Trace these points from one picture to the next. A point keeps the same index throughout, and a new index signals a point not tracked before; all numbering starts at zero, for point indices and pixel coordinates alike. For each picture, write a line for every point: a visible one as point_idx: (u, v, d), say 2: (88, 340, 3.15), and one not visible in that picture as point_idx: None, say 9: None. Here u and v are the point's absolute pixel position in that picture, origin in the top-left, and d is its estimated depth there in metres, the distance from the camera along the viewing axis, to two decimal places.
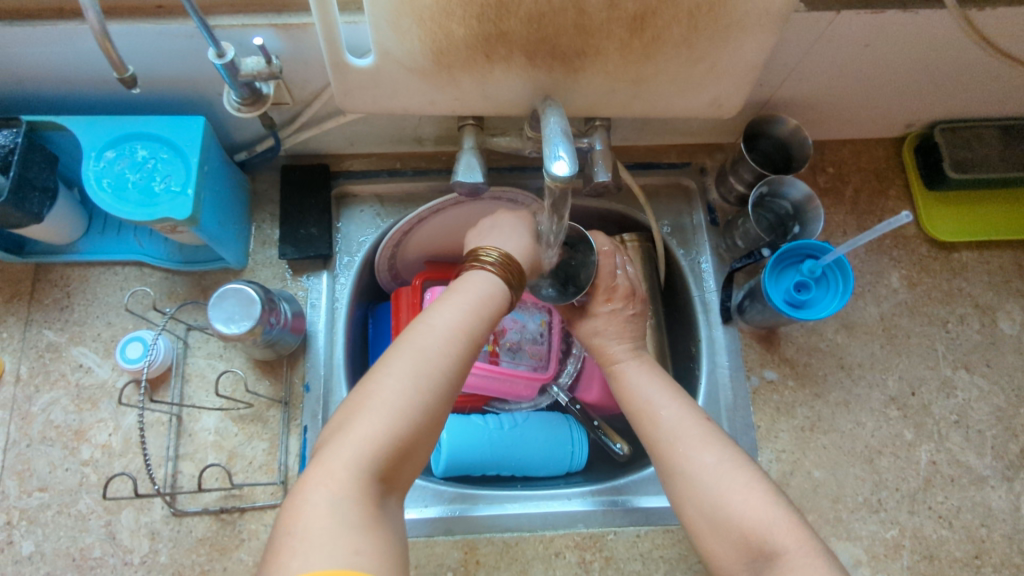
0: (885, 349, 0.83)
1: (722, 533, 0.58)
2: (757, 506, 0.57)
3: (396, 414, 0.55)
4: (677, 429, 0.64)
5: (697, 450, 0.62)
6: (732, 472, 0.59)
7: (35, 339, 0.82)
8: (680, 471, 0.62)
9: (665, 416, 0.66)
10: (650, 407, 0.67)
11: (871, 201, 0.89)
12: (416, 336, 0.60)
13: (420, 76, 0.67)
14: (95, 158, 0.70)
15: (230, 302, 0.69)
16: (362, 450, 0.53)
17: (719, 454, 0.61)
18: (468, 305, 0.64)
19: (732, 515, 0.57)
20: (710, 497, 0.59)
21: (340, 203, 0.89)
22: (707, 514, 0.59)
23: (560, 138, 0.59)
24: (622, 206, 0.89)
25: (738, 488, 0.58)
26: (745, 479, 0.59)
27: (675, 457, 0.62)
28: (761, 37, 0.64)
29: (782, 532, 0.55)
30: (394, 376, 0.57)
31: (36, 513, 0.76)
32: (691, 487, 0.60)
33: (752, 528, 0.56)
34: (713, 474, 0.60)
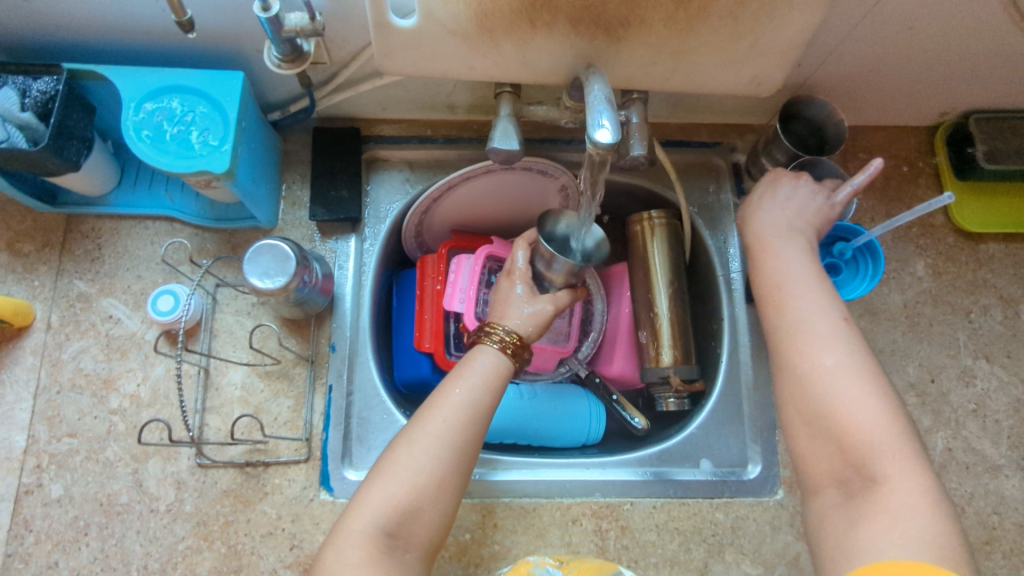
0: (906, 336, 0.84)
1: (822, 439, 0.57)
2: (868, 423, 0.55)
3: (423, 475, 0.59)
4: (803, 324, 0.61)
5: (824, 351, 0.59)
6: (850, 382, 0.57)
7: (66, 289, 0.83)
8: (792, 367, 0.60)
9: (805, 311, 0.62)
10: (788, 298, 0.63)
11: (900, 188, 0.89)
12: (442, 400, 0.64)
13: (462, 40, 0.67)
14: (134, 109, 0.70)
15: (265, 259, 0.69)
16: (387, 506, 0.58)
17: (841, 359, 0.58)
18: (484, 381, 0.66)
19: (839, 427, 0.56)
20: (820, 403, 0.57)
21: (369, 167, 0.90)
22: (810, 418, 0.58)
23: (604, 106, 0.59)
24: (651, 182, 0.89)
25: (853, 400, 0.56)
26: (863, 392, 0.56)
27: (791, 353, 0.60)
28: (807, 13, 0.64)
29: (888, 462, 0.54)
30: (427, 436, 0.61)
31: (66, 458, 0.77)
32: (801, 386, 0.59)
33: (855, 445, 0.55)
34: (830, 379, 0.57)
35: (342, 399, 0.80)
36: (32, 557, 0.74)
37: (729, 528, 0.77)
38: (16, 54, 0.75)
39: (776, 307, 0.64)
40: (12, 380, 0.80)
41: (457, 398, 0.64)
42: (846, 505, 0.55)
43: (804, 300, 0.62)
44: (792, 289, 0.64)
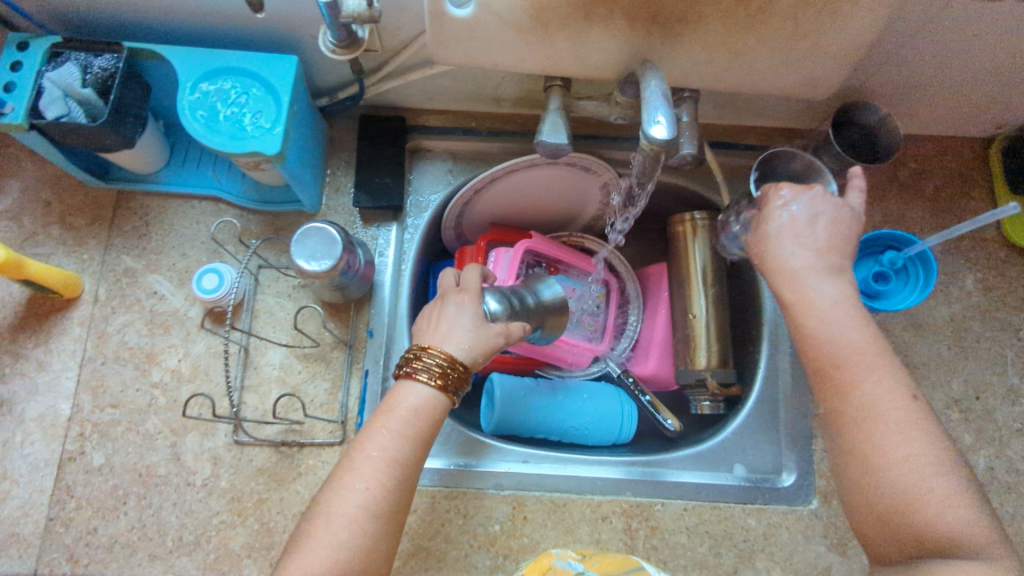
0: (952, 350, 0.82)
1: (889, 532, 0.52)
2: (955, 525, 0.50)
3: (348, 550, 0.52)
4: (869, 407, 0.54)
5: (894, 439, 0.53)
6: (932, 481, 0.51)
7: (114, 263, 0.85)
8: (860, 451, 0.54)
9: (867, 388, 0.55)
10: (845, 369, 0.56)
11: (952, 199, 0.87)
12: (361, 459, 0.56)
13: (516, 31, 0.66)
14: (190, 89, 0.71)
15: (313, 241, 0.70)
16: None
17: (918, 451, 0.52)
18: (410, 427, 0.58)
19: (912, 525, 0.51)
20: (895, 498, 0.52)
21: (413, 157, 0.90)
22: (879, 512, 0.53)
23: (660, 102, 0.58)
24: (695, 182, 0.88)
25: (936, 497, 0.50)
26: (944, 489, 0.51)
27: (858, 433, 0.54)
28: (871, 16, 0.62)
29: (975, 562, 0.49)
30: (346, 504, 0.54)
31: (108, 428, 0.79)
32: (867, 474, 0.53)
33: (935, 541, 0.50)
34: (907, 474, 0.52)
35: (377, 383, 0.81)
36: (73, 522, 0.76)
37: (761, 535, 0.76)
38: (77, 31, 0.76)
39: (828, 372, 0.57)
40: (59, 349, 0.82)
41: (375, 456, 0.56)
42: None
43: (867, 373, 0.56)
44: (855, 364, 0.56)
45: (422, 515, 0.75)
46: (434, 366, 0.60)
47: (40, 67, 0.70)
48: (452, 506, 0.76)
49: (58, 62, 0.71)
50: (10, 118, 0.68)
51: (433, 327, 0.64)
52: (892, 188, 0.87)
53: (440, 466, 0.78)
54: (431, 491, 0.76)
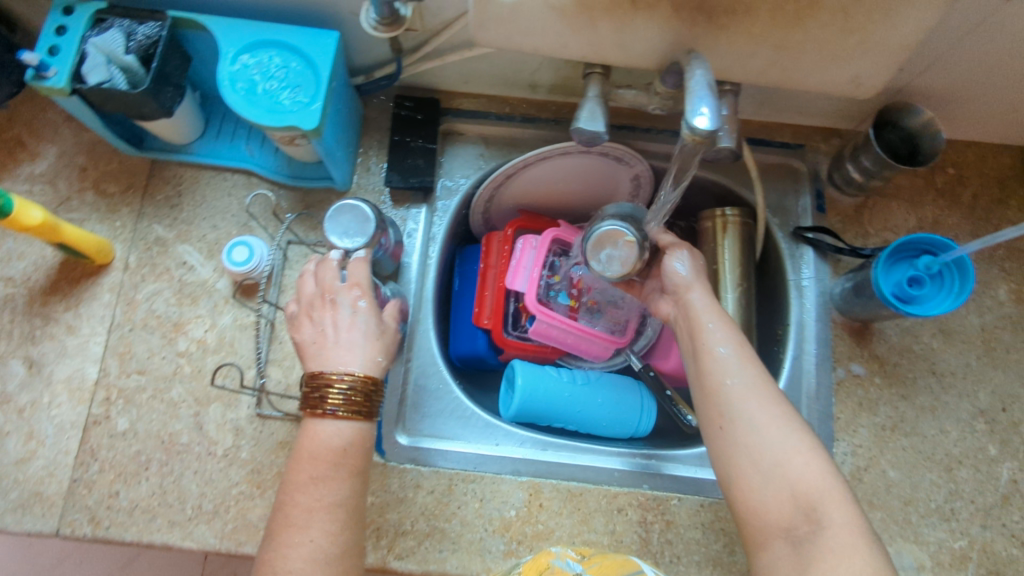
0: (981, 360, 0.81)
1: (772, 490, 0.57)
2: (817, 475, 0.57)
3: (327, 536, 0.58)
4: (743, 376, 0.63)
5: (765, 401, 0.61)
6: (794, 437, 0.59)
7: (145, 232, 0.85)
8: (741, 416, 0.61)
9: (731, 362, 0.64)
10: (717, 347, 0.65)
11: (990, 208, 0.85)
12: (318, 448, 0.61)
13: (560, 16, 0.66)
14: (231, 60, 0.71)
15: (347, 219, 0.72)
16: (307, 563, 0.56)
17: (785, 411, 0.60)
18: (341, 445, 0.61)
19: (792, 477, 0.57)
20: (770, 455, 0.58)
21: (445, 139, 0.90)
22: (753, 467, 0.58)
23: (705, 93, 0.57)
24: (727, 178, 0.88)
25: (801, 451, 0.58)
26: (801, 443, 0.58)
27: (732, 401, 0.62)
28: (922, 15, 0.61)
29: (835, 508, 0.55)
30: (324, 488, 0.60)
31: (133, 394, 0.80)
32: (751, 437, 0.59)
33: (806, 492, 0.56)
34: (777, 433, 0.59)
35: (401, 363, 0.81)
36: (96, 484, 0.77)
37: None
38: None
39: (707, 354, 0.66)
40: (89, 314, 0.82)
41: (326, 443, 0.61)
42: (796, 556, 0.55)
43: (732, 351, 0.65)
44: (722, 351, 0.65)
45: (439, 496, 0.75)
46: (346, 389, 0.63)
47: (84, 32, 0.70)
48: (469, 489, 0.76)
49: (102, 27, 0.71)
50: (52, 82, 0.68)
51: (336, 347, 0.66)
52: (929, 193, 0.86)
53: (460, 450, 0.79)
54: (449, 473, 0.77)
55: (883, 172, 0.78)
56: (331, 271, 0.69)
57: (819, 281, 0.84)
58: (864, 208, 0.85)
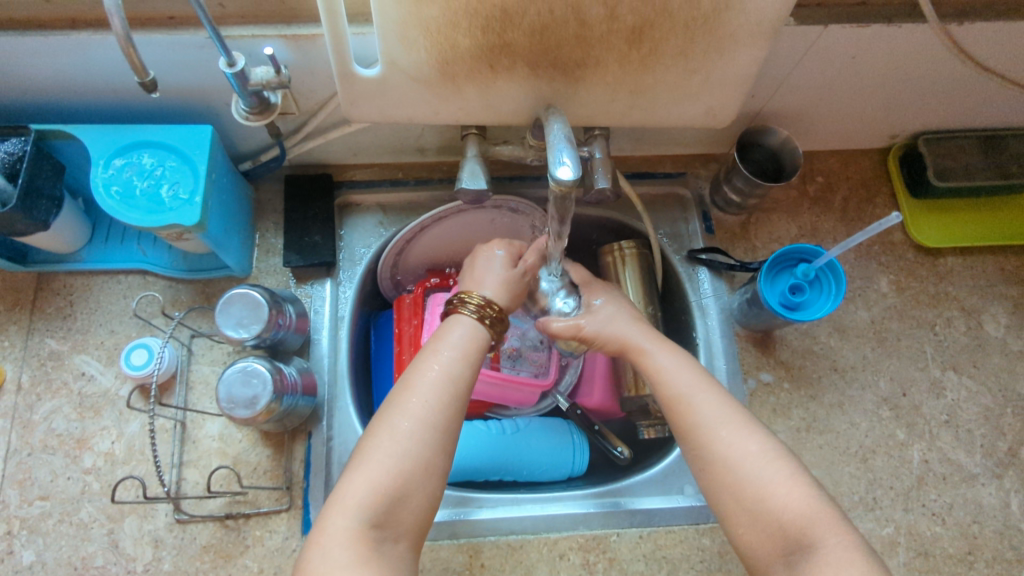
0: (876, 351, 0.86)
1: (760, 526, 0.59)
2: (802, 501, 0.58)
3: (406, 458, 0.58)
4: (715, 418, 0.64)
5: (737, 439, 0.62)
6: (775, 465, 0.60)
7: (37, 348, 0.82)
8: (719, 458, 0.62)
9: (700, 406, 0.65)
10: (684, 392, 0.66)
11: (859, 208, 0.92)
12: (419, 381, 0.63)
13: (425, 86, 0.68)
14: (104, 166, 0.71)
15: (237, 308, 0.72)
16: (372, 495, 0.56)
17: (761, 443, 0.62)
18: (459, 354, 0.66)
19: (778, 511, 0.58)
20: (752, 490, 0.59)
21: (342, 212, 0.91)
22: (742, 501, 0.60)
23: (564, 144, 0.61)
24: (619, 213, 0.92)
25: (782, 480, 0.59)
26: (780, 469, 0.60)
27: (713, 444, 0.62)
28: (754, 48, 0.67)
29: (823, 527, 0.57)
30: (404, 420, 0.60)
31: (37, 523, 0.75)
32: (732, 477, 0.61)
33: (793, 521, 0.58)
34: (756, 466, 0.60)
35: (322, 443, 0.80)
36: None
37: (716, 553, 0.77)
38: None
39: (674, 404, 0.66)
40: None
41: (434, 379, 0.63)
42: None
43: (698, 397, 0.66)
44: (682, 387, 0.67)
45: None
46: (479, 303, 0.70)
47: None
48: None
49: None
50: None
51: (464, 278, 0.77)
52: (804, 202, 0.92)
53: None
54: None
55: (755, 190, 0.83)
56: (221, 397, 0.69)
57: (718, 298, 0.88)
58: (749, 224, 0.90)
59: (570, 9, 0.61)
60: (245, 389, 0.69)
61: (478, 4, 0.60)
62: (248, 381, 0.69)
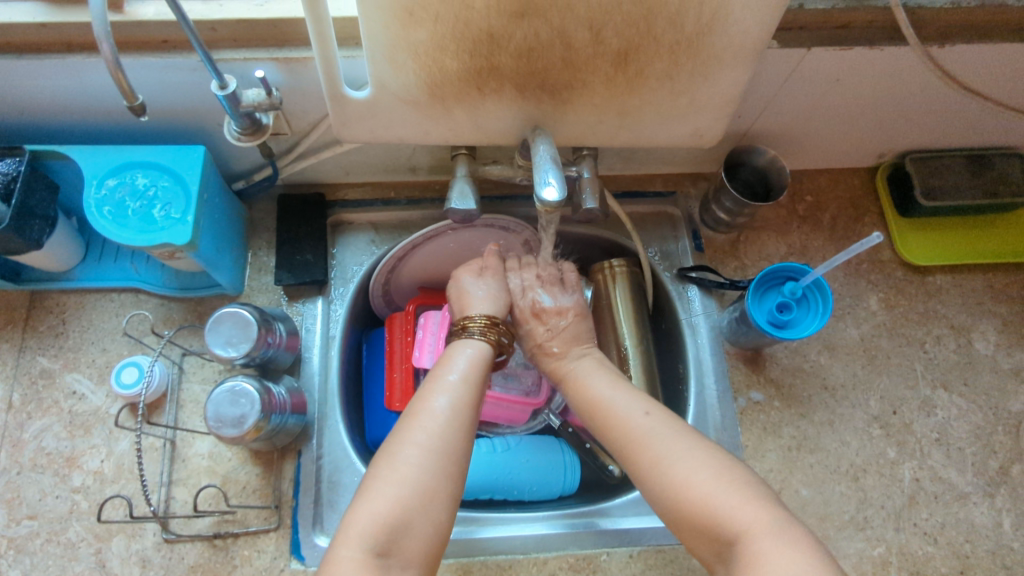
0: (866, 369, 0.86)
1: (687, 522, 0.58)
2: (711, 491, 0.57)
3: (410, 486, 0.58)
4: (629, 420, 0.65)
5: (647, 439, 0.62)
6: (674, 457, 0.60)
7: (29, 366, 0.82)
8: (638, 455, 0.63)
9: (617, 407, 0.67)
10: (602, 402, 0.68)
11: (847, 227, 0.93)
12: (424, 409, 0.64)
13: (414, 107, 0.69)
14: (97, 186, 0.72)
15: (227, 326, 0.72)
16: (374, 525, 0.56)
17: (667, 440, 0.62)
18: (463, 379, 0.67)
19: (687, 503, 0.58)
20: (669, 486, 0.59)
21: (335, 231, 0.91)
22: (659, 498, 0.60)
23: (550, 166, 0.62)
24: (610, 232, 0.92)
25: (690, 476, 0.58)
26: (681, 459, 0.60)
27: (630, 449, 0.63)
28: (738, 71, 0.68)
29: (743, 517, 0.55)
30: (410, 449, 0.60)
31: (25, 542, 0.75)
32: (650, 477, 0.61)
33: (702, 514, 0.57)
34: (665, 463, 0.60)
35: (312, 462, 0.79)
36: None
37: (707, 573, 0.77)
38: None
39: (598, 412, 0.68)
40: None
41: (440, 407, 0.63)
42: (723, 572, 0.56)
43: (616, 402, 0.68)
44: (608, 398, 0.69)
45: None
46: (480, 325, 0.73)
47: None
48: None
49: None
50: None
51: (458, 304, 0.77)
52: (793, 221, 0.92)
53: None
54: None
55: (743, 209, 0.84)
56: (209, 418, 0.69)
57: (708, 316, 0.88)
58: (738, 242, 0.91)
59: (556, 33, 0.62)
60: (232, 409, 0.69)
61: (466, 28, 0.61)
62: (236, 400, 0.69)
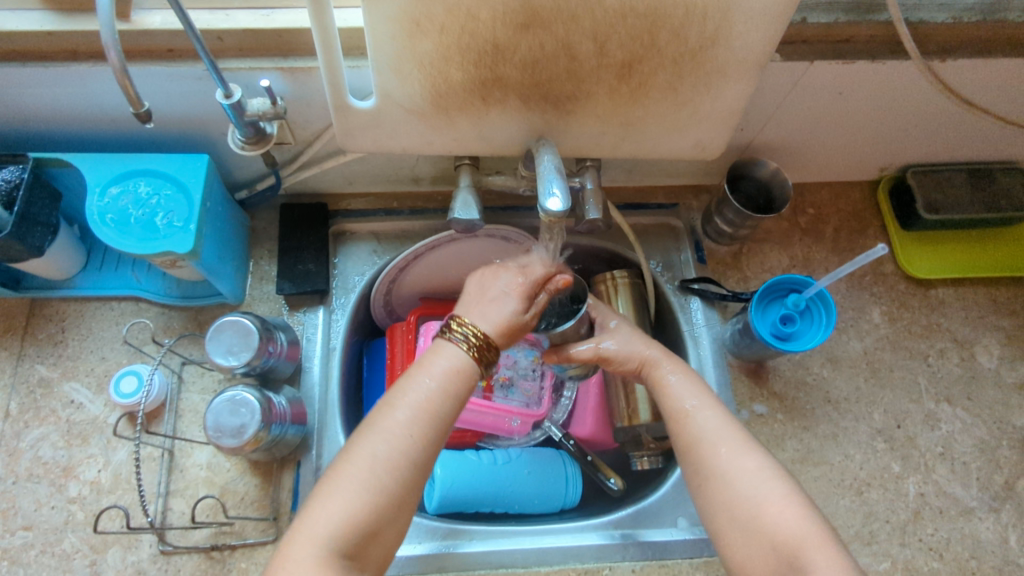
0: (869, 382, 0.86)
1: (753, 543, 0.59)
2: (795, 520, 0.58)
3: (367, 489, 0.57)
4: (715, 432, 0.65)
5: (735, 456, 0.63)
6: (771, 484, 0.60)
7: (27, 374, 0.81)
8: (716, 473, 0.62)
9: (701, 419, 0.66)
10: (687, 407, 0.67)
11: (849, 240, 0.93)
12: (391, 408, 0.61)
13: (419, 117, 0.69)
14: (100, 194, 0.72)
15: (228, 335, 0.72)
16: (333, 529, 0.55)
17: (756, 461, 0.62)
18: (438, 380, 0.63)
19: (768, 527, 0.58)
20: (745, 507, 0.60)
21: (337, 241, 0.91)
22: (736, 519, 0.60)
23: (554, 176, 0.62)
24: (612, 243, 0.92)
25: (776, 500, 0.59)
26: (775, 487, 0.60)
27: (711, 461, 0.63)
28: (741, 84, 0.68)
29: (817, 550, 0.56)
30: (370, 448, 0.59)
31: (19, 553, 0.74)
32: (726, 493, 0.61)
33: (785, 541, 0.57)
34: (752, 482, 0.61)
35: (311, 473, 0.78)
36: None
37: None
38: None
39: (677, 419, 0.67)
40: None
41: (407, 406, 0.61)
42: None
43: (700, 408, 0.67)
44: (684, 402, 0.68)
45: None
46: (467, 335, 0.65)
47: None
48: None
49: None
50: None
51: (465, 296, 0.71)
52: (795, 234, 0.92)
53: None
54: None
55: (746, 222, 0.84)
56: (210, 431, 0.68)
57: (710, 328, 0.88)
58: (740, 254, 0.91)
59: (561, 45, 0.62)
60: (232, 421, 0.68)
61: (471, 38, 0.61)
62: (236, 412, 0.69)
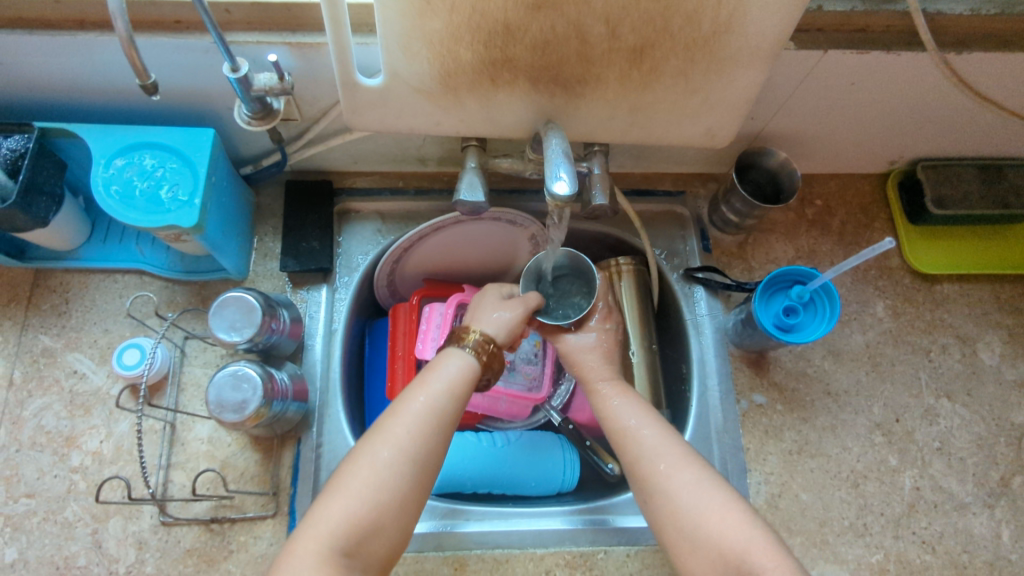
0: (870, 375, 0.86)
1: (700, 553, 0.59)
2: (735, 526, 0.58)
3: (381, 490, 0.58)
4: (658, 449, 0.65)
5: (675, 470, 0.63)
6: (710, 493, 0.61)
7: (31, 344, 0.82)
8: (658, 487, 0.63)
9: (642, 432, 0.67)
10: (630, 427, 0.69)
11: (856, 232, 0.92)
12: (403, 409, 0.63)
13: (427, 98, 0.69)
14: (105, 165, 0.72)
15: (231, 311, 0.72)
16: (345, 525, 0.56)
17: (697, 472, 0.63)
18: (450, 387, 0.66)
19: (714, 534, 0.59)
20: (690, 517, 0.60)
21: (341, 219, 0.90)
22: (683, 529, 0.60)
23: (561, 160, 0.61)
24: (618, 230, 0.92)
25: (716, 508, 0.60)
26: (717, 498, 0.60)
27: (655, 478, 0.64)
28: (753, 72, 0.67)
29: (759, 553, 0.57)
30: (383, 447, 0.60)
31: (22, 520, 0.75)
32: (671, 506, 0.61)
33: (730, 547, 0.58)
34: (694, 493, 0.61)
35: (309, 454, 0.79)
36: None
37: None
38: None
39: (618, 438, 0.69)
40: None
41: (418, 407, 0.63)
42: None
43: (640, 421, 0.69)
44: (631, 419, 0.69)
45: None
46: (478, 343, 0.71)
47: None
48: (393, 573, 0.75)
49: None
50: None
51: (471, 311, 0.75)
52: (802, 225, 0.92)
53: None
54: None
55: (753, 212, 0.84)
56: (213, 408, 0.69)
57: (713, 317, 0.88)
58: (746, 244, 0.90)
59: (572, 26, 0.61)
60: (233, 396, 0.69)
61: (481, 18, 0.60)
62: (238, 389, 0.69)
